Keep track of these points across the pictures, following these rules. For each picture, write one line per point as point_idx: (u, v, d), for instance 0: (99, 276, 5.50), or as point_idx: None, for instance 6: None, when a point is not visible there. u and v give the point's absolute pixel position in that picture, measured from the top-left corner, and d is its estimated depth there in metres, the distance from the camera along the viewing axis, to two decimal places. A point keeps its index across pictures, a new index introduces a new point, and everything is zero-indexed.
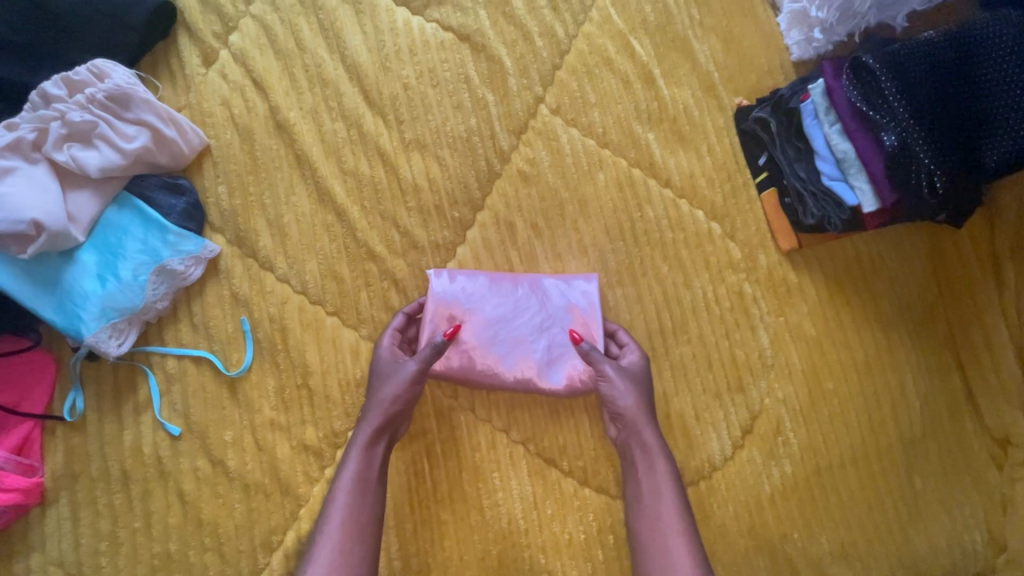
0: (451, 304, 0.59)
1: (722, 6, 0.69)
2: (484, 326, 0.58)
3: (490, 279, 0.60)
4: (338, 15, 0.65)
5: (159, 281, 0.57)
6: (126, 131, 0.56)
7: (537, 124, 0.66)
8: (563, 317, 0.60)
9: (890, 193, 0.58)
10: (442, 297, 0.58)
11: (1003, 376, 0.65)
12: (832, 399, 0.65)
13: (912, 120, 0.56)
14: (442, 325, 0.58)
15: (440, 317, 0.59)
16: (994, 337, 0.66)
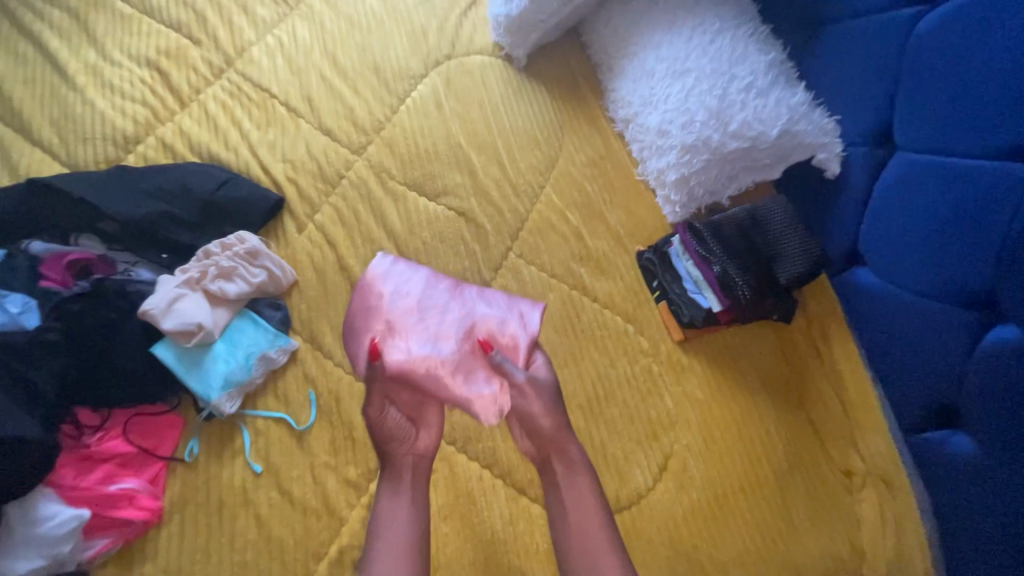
0: (411, 293, 0.83)
1: (622, 192, 1.12)
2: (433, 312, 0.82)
3: (447, 284, 0.84)
4: (383, 202, 1.05)
5: (261, 364, 0.86)
6: (252, 271, 0.90)
7: (508, 264, 1.04)
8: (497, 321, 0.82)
9: (725, 298, 0.95)
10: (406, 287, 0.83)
11: (839, 423, 0.93)
12: (721, 443, 0.92)
13: (727, 259, 0.95)
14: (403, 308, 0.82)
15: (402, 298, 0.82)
16: (827, 395, 0.95)
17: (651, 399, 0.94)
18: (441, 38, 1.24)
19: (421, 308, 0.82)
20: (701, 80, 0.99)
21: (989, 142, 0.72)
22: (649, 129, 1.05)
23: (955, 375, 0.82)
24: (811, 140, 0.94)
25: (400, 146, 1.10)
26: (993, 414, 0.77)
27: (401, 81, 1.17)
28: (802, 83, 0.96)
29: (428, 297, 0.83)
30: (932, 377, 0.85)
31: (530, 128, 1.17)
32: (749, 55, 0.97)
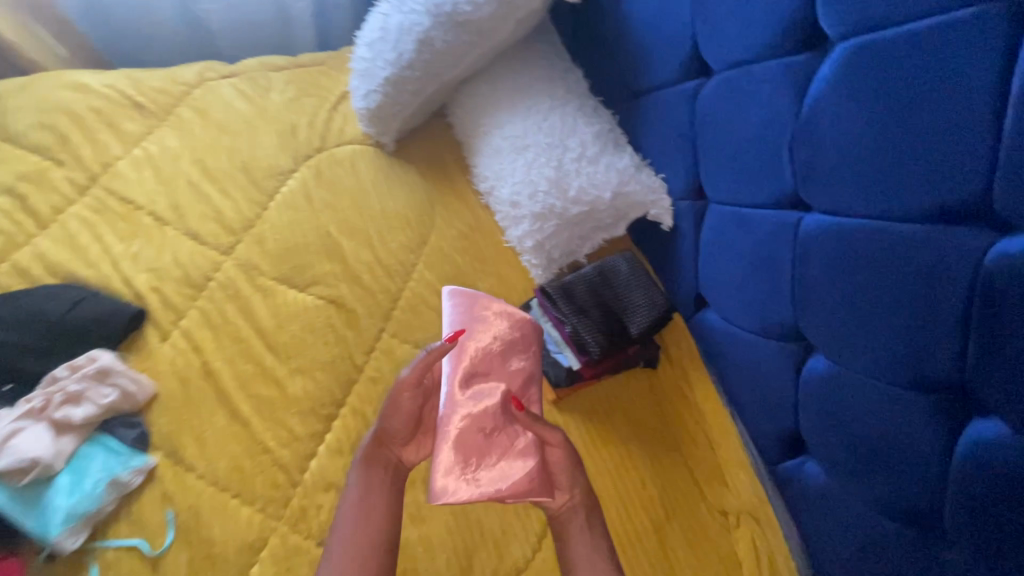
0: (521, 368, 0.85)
1: (492, 258, 1.17)
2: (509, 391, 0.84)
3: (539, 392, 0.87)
4: (252, 299, 1.06)
5: (111, 490, 0.84)
6: (103, 391, 0.89)
7: (382, 343, 1.05)
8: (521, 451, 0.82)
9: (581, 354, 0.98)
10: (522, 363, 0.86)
11: (707, 461, 0.97)
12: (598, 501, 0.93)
13: (576, 316, 0.99)
14: (502, 361, 0.84)
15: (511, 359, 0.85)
16: (696, 434, 0.98)
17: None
18: (312, 133, 1.30)
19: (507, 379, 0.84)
20: (538, 153, 1.06)
21: (761, 195, 0.80)
22: (503, 201, 1.11)
23: (790, 404, 0.87)
24: (642, 197, 1.02)
25: (269, 241, 1.13)
26: (824, 439, 0.82)
27: (270, 178, 1.21)
28: (630, 148, 1.06)
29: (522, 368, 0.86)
30: (776, 409, 0.89)
31: (401, 209, 1.22)
32: (578, 127, 1.06)
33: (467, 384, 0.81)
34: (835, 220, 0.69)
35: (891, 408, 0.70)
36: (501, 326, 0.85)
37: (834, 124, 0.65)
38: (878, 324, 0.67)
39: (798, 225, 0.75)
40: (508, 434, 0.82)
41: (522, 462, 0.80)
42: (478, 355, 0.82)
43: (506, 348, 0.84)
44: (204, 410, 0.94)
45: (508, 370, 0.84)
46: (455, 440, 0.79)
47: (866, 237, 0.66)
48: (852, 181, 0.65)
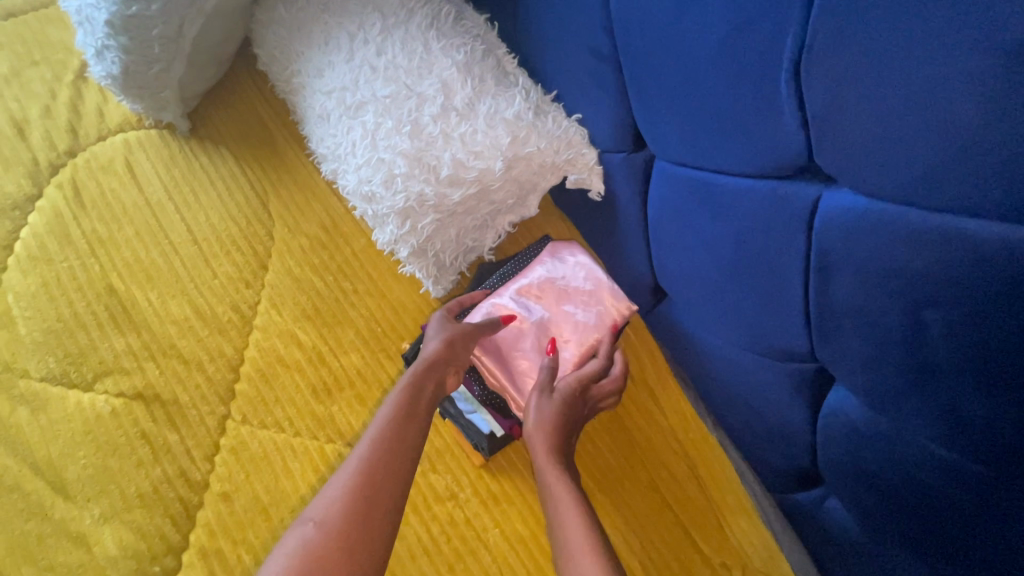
0: (588, 300, 0.70)
1: (366, 271, 0.82)
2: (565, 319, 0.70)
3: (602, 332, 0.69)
4: (17, 420, 0.72)
5: None
6: None
7: (228, 438, 0.73)
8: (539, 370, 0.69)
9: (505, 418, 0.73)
10: (596, 295, 0.70)
11: (699, 500, 0.72)
12: None
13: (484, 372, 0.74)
14: (568, 289, 0.71)
15: (580, 291, 0.70)
16: (678, 468, 0.73)
17: (460, 562, 0.71)
18: (51, 128, 0.85)
19: (574, 311, 0.70)
20: (380, 113, 0.67)
21: (747, 154, 0.46)
22: (349, 194, 0.73)
23: (804, 437, 0.61)
24: (551, 158, 0.66)
25: (21, 323, 0.75)
26: (853, 488, 0.57)
27: (1, 220, 0.80)
28: (518, 79, 0.67)
29: (589, 332, 0.69)
30: (782, 439, 0.64)
31: (217, 223, 0.83)
32: (433, 60, 0.66)
33: (529, 287, 0.71)
34: (891, 209, 0.39)
35: (977, 482, 0.44)
36: (583, 267, 0.71)
37: (920, 30, 0.32)
38: (967, 381, 0.39)
39: (817, 206, 0.44)
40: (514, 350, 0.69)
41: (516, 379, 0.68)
42: (542, 276, 0.71)
43: (568, 281, 0.71)
44: None
45: (581, 294, 0.70)
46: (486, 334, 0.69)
47: (957, 245, 0.36)
48: (950, 148, 0.34)
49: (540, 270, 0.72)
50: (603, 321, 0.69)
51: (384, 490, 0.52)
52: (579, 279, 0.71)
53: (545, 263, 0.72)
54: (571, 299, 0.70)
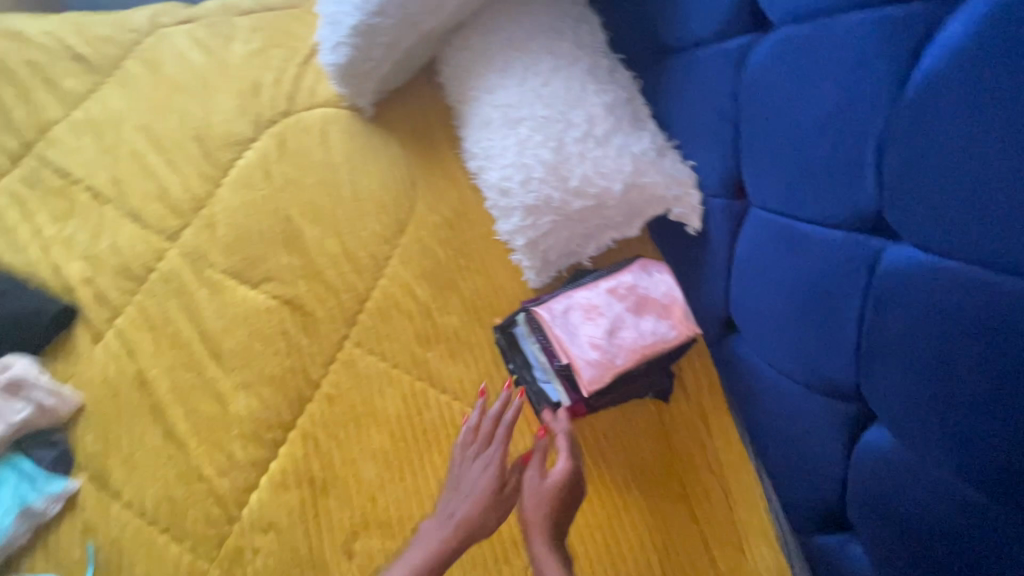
0: (664, 311, 0.78)
1: (480, 253, 0.98)
2: (638, 321, 0.77)
3: (670, 340, 0.77)
4: (199, 296, 0.92)
5: (23, 519, 0.74)
6: (14, 407, 0.78)
7: (343, 354, 0.90)
8: (609, 356, 0.75)
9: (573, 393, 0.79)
10: (672, 309, 0.78)
11: (722, 517, 0.80)
12: (581, 560, 0.78)
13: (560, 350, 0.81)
14: (648, 298, 0.78)
15: (659, 302, 0.78)
16: (710, 484, 0.81)
17: None
18: (277, 93, 1.11)
19: (649, 317, 0.78)
20: (535, 128, 0.85)
21: (835, 207, 0.57)
22: (488, 187, 0.90)
23: (838, 474, 0.67)
24: (661, 191, 0.80)
25: (220, 227, 0.97)
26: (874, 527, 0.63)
27: (226, 149, 1.04)
28: (648, 126, 0.83)
29: (663, 344, 0.77)
30: (815, 474, 0.70)
31: (378, 189, 1.03)
32: (586, 96, 0.83)
33: (615, 290, 0.79)
34: (938, 259, 0.49)
35: (980, 519, 0.51)
36: (664, 284, 0.79)
37: (982, 119, 0.43)
38: (980, 416, 0.47)
39: (879, 257, 0.54)
40: (590, 336, 0.76)
41: (584, 360, 0.75)
42: (628, 280, 0.79)
43: (650, 291, 0.78)
44: (135, 426, 0.82)
45: (660, 306, 0.78)
46: (567, 317, 0.78)
47: (985, 295, 0.46)
48: (994, 213, 0.44)
49: (627, 276, 0.80)
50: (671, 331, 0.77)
51: None
52: (660, 292, 0.78)
53: (633, 271, 0.80)
54: (649, 310, 0.78)
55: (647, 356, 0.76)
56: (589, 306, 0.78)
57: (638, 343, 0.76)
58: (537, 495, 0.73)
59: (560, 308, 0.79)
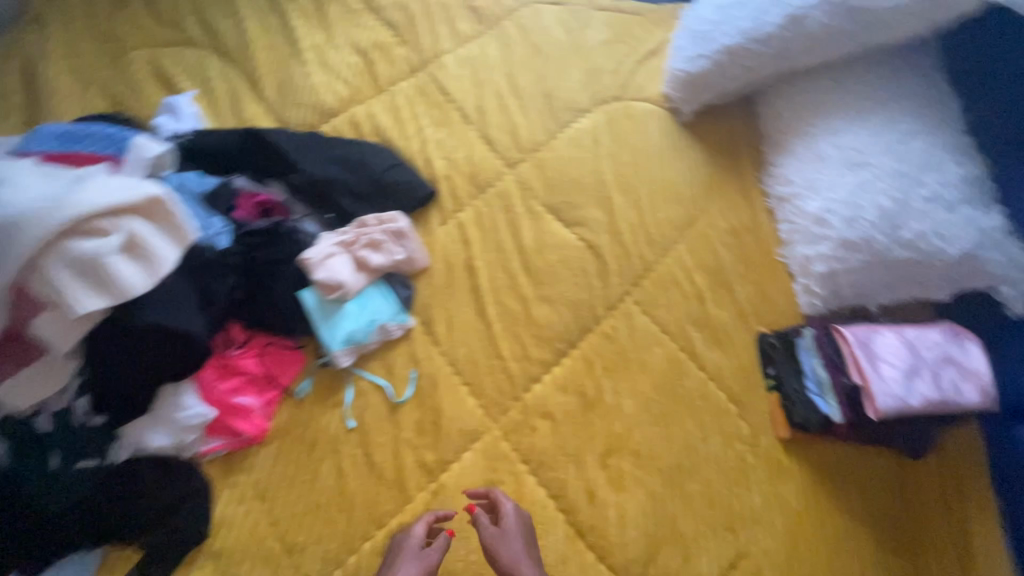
0: (965, 374, 0.88)
1: (758, 267, 1.09)
2: (940, 373, 0.88)
3: (965, 398, 0.87)
4: (522, 218, 1.10)
5: (378, 332, 0.94)
6: (393, 247, 0.99)
7: (625, 306, 1.04)
8: (906, 390, 0.87)
9: (849, 413, 0.90)
10: (973, 375, 0.87)
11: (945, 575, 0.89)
12: (811, 562, 0.88)
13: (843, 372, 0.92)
14: (953, 359, 0.89)
15: (962, 366, 0.88)
16: (939, 543, 0.91)
17: (746, 488, 0.90)
18: (615, 80, 1.29)
19: (950, 374, 0.88)
20: (881, 178, 0.95)
21: None
22: (806, 215, 1.01)
23: None
24: (995, 270, 0.88)
25: (549, 169, 1.16)
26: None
27: (565, 111, 1.23)
28: (996, 207, 0.90)
29: (962, 401, 0.87)
30: None
31: (680, 184, 1.17)
32: (943, 166, 0.92)
33: (924, 341, 0.90)
34: None
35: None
36: (969, 353, 0.89)
37: None
38: None
39: None
40: (894, 368, 0.88)
41: (883, 385, 0.88)
42: (938, 338, 0.90)
43: (956, 353, 0.89)
44: (459, 298, 1.01)
45: (963, 368, 0.88)
46: (874, 346, 0.90)
47: None
48: None
49: (939, 333, 0.90)
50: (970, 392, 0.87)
51: None
52: (967, 358, 0.89)
53: (944, 332, 0.91)
54: (953, 368, 0.88)
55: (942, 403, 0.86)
56: (896, 345, 0.90)
57: (936, 390, 0.87)
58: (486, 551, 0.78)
59: (868, 336, 0.92)
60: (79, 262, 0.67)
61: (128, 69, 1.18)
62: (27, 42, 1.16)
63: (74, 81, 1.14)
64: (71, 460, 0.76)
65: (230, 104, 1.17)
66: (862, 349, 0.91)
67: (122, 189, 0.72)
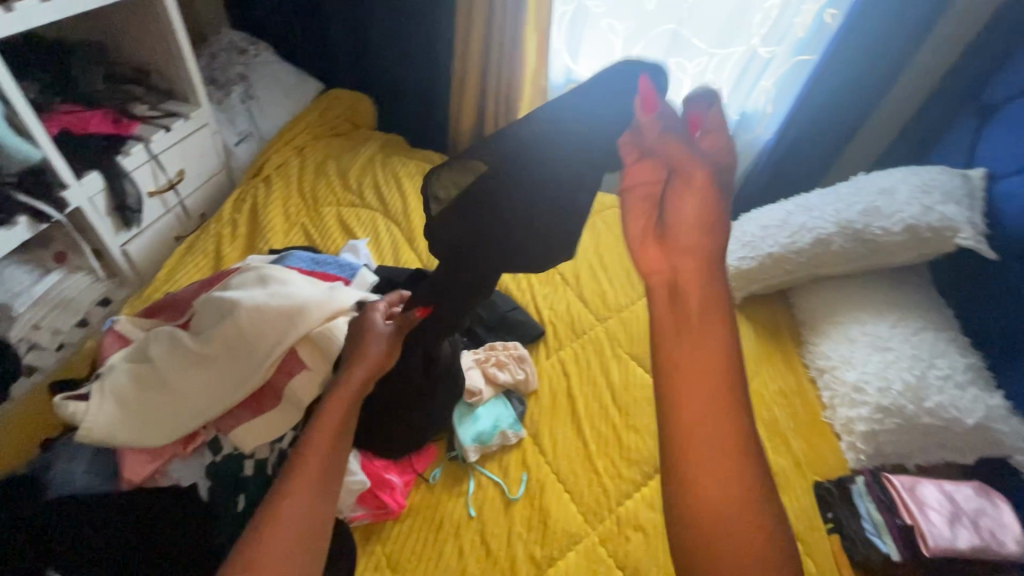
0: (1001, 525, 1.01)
1: (807, 424, 1.29)
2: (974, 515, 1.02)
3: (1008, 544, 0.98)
4: (611, 361, 1.37)
5: (499, 435, 1.14)
6: (515, 368, 1.24)
7: None
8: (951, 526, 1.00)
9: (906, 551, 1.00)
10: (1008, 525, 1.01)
11: None
12: None
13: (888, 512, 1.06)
14: (985, 506, 1.03)
15: (995, 514, 1.02)
16: None
17: None
18: None
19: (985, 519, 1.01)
20: (902, 357, 1.20)
21: None
22: (846, 382, 1.25)
23: None
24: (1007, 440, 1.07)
25: (631, 326, 1.45)
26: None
27: (642, 285, 1.58)
28: (1000, 394, 1.13)
29: (1003, 551, 0.98)
30: None
31: None
32: (949, 353, 1.19)
33: (958, 489, 1.05)
34: None
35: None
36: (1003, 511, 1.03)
37: None
38: None
39: None
40: (934, 509, 1.02)
41: (929, 522, 1.00)
42: (966, 488, 1.06)
43: (988, 506, 1.03)
44: (561, 418, 1.23)
45: (1001, 522, 1.01)
46: (920, 490, 1.05)
47: None
48: None
49: (969, 488, 1.06)
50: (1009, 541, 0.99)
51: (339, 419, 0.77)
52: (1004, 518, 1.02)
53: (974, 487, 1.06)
54: (986, 518, 1.01)
55: (985, 544, 0.98)
56: (934, 490, 1.05)
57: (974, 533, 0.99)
58: (685, 321, 0.62)
59: (910, 482, 1.07)
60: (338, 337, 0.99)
61: (320, 217, 1.59)
62: (255, 193, 1.60)
63: (282, 222, 1.55)
64: (252, 506, 0.93)
65: (391, 251, 1.55)
66: (912, 491, 1.05)
67: (365, 296, 1.08)
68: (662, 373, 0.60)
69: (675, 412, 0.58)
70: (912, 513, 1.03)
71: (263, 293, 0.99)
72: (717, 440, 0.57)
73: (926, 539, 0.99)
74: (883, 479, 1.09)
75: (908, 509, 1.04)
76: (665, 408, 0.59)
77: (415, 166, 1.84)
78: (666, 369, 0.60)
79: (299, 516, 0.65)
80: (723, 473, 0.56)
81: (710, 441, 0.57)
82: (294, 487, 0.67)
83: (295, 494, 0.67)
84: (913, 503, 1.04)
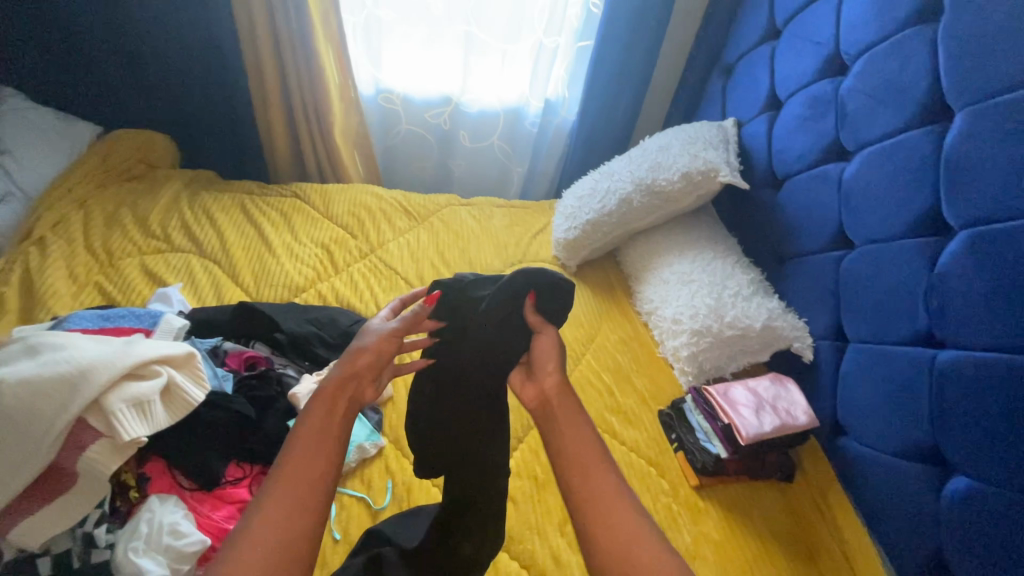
0: (792, 403, 1.21)
1: (645, 363, 1.42)
2: (771, 401, 1.21)
3: (800, 417, 1.18)
4: None
5: (356, 451, 1.09)
6: None
7: None
8: (756, 414, 1.17)
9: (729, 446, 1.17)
10: (797, 402, 1.21)
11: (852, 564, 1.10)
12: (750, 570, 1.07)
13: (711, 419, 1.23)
14: (780, 391, 1.23)
15: (788, 395, 1.22)
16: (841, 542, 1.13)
17: (681, 517, 1.13)
18: (517, 250, 1.73)
19: (779, 402, 1.21)
20: (702, 285, 1.38)
21: (900, 335, 1.04)
22: (666, 318, 1.40)
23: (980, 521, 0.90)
24: (788, 333, 1.27)
25: None
26: (976, 546, 0.91)
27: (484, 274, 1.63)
28: (777, 297, 1.35)
29: (797, 424, 1.18)
30: (930, 523, 1.00)
31: (577, 312, 1.53)
32: (737, 273, 1.38)
33: (757, 384, 1.25)
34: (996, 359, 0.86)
35: (1021, 506, 0.83)
36: (794, 391, 1.24)
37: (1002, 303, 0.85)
38: None
39: (933, 359, 0.97)
40: (740, 405, 1.20)
41: (739, 415, 1.18)
42: (764, 381, 1.25)
43: (783, 391, 1.23)
44: None
45: (791, 401, 1.21)
46: (730, 392, 1.24)
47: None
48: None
49: (767, 380, 1.26)
50: (801, 414, 1.19)
51: (327, 438, 0.71)
52: (794, 396, 1.22)
53: (772, 379, 1.26)
54: (781, 401, 1.21)
55: (783, 423, 1.17)
56: (739, 390, 1.23)
57: (773, 416, 1.17)
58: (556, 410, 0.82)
59: (722, 388, 1.25)
60: (136, 399, 0.86)
61: (119, 272, 1.42)
62: (27, 260, 1.36)
63: (68, 286, 1.35)
64: None
65: (211, 293, 1.42)
66: (723, 395, 1.23)
67: (172, 346, 0.95)
68: (565, 470, 0.75)
69: (585, 483, 0.73)
70: (726, 412, 1.19)
71: (31, 365, 0.83)
72: (608, 503, 0.72)
73: (741, 430, 1.15)
74: (702, 392, 1.27)
75: (723, 410, 1.20)
76: (574, 487, 0.73)
77: (230, 198, 1.70)
78: (565, 467, 0.75)
79: (276, 526, 0.62)
80: (622, 528, 0.69)
81: (594, 482, 0.73)
82: (269, 506, 0.64)
83: (273, 504, 0.64)
84: (726, 404, 1.21)
